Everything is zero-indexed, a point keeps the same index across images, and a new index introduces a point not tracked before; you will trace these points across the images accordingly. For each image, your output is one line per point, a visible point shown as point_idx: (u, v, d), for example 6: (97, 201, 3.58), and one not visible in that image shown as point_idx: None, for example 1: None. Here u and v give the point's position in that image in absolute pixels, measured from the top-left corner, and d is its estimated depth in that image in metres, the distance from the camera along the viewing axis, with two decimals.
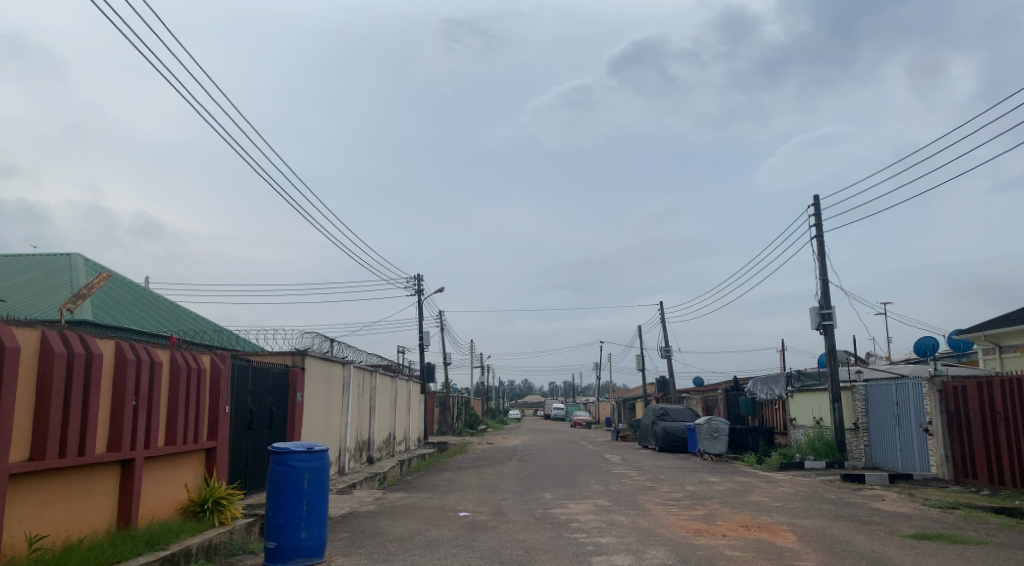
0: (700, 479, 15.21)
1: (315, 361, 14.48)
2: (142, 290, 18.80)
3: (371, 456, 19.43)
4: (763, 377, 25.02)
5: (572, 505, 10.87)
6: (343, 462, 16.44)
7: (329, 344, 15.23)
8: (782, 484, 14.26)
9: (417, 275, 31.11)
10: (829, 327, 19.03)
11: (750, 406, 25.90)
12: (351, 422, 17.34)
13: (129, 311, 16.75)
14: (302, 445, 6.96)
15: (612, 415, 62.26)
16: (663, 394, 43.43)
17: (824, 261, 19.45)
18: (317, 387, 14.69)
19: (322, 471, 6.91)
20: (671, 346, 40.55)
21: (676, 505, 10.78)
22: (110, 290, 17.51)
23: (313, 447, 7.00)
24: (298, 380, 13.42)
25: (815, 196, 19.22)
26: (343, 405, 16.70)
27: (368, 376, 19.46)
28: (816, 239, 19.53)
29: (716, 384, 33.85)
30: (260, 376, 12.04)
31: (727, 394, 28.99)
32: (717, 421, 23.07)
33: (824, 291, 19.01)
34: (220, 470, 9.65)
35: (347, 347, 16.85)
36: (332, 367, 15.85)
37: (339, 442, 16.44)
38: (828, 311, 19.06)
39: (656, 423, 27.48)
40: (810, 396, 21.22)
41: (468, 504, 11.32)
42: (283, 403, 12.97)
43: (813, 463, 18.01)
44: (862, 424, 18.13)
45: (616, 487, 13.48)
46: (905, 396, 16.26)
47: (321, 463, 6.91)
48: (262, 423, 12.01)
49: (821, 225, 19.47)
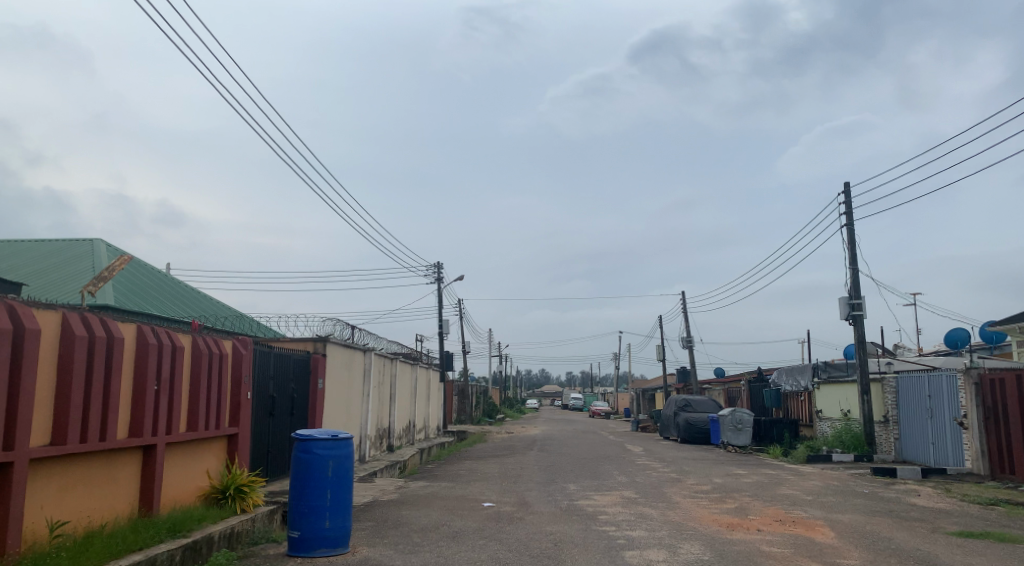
0: (726, 471, 14.92)
1: (336, 348, 14.36)
2: (164, 276, 18.78)
3: (392, 445, 19.35)
4: (788, 368, 24.63)
5: (599, 497, 10.64)
6: (364, 450, 16.36)
7: (351, 331, 15.10)
8: (811, 477, 13.95)
9: (438, 264, 30.97)
10: (859, 318, 18.61)
11: (775, 397, 25.53)
12: (373, 410, 17.24)
13: (152, 297, 16.72)
14: (326, 432, 6.77)
15: (631, 406, 61.90)
16: (685, 385, 43.06)
17: (854, 249, 19.00)
18: (339, 374, 14.57)
19: (347, 459, 6.72)
20: (693, 337, 40.14)
21: (705, 498, 10.52)
22: (133, 276, 17.49)
23: (337, 433, 6.79)
24: (319, 367, 13.30)
25: (845, 183, 18.76)
26: (364, 393, 16.60)
27: (389, 364, 19.35)
28: (846, 227, 19.08)
29: (739, 376, 33.44)
30: (281, 362, 11.93)
31: (751, 385, 28.61)
32: (741, 413, 22.74)
33: (854, 281, 18.58)
34: (242, 456, 9.54)
35: (369, 334, 16.73)
36: (354, 355, 15.73)
37: (360, 430, 16.35)
38: (858, 301, 18.64)
39: (678, 414, 27.19)
40: (838, 388, 20.83)
41: (492, 494, 11.13)
42: (304, 390, 12.86)
43: (841, 457, 17.65)
44: (892, 417, 17.74)
45: (641, 478, 13.24)
46: (938, 388, 15.86)
47: (346, 451, 6.71)
48: (283, 410, 11.91)
49: (851, 213, 19.02)
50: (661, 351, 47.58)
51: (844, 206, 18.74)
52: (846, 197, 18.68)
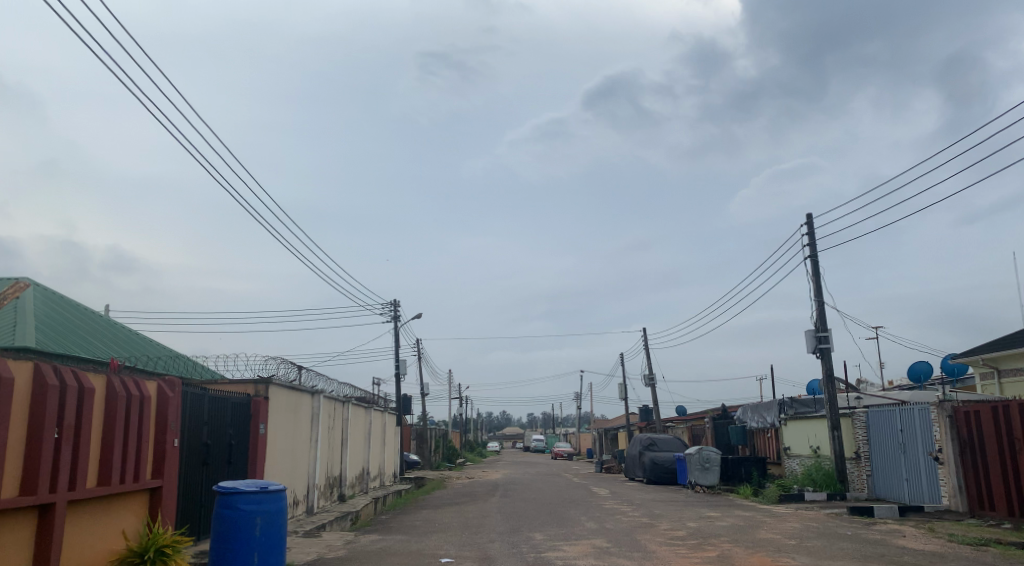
0: (698, 514, 14.15)
1: (281, 391, 13.28)
2: (96, 316, 17.47)
3: (343, 493, 18.15)
4: (753, 405, 24.13)
5: (568, 547, 9.76)
6: (311, 500, 15.18)
7: (298, 372, 14.06)
8: (787, 518, 13.28)
9: (394, 302, 29.96)
10: (826, 351, 18.22)
11: (741, 435, 24.97)
12: (322, 457, 16.09)
13: (80, 339, 15.47)
14: (254, 482, 5.78)
15: (593, 447, 60.89)
16: (647, 424, 42.40)
17: (818, 282, 18.70)
18: (283, 419, 13.47)
19: (280, 514, 5.76)
20: (655, 375, 39.64)
21: (683, 545, 9.70)
22: (61, 316, 16.24)
23: (266, 485, 5.80)
24: (261, 411, 12.24)
25: (807, 214, 18.54)
26: (312, 439, 15.48)
27: (340, 407, 18.23)
28: (809, 259, 18.79)
29: (702, 414, 32.93)
30: (217, 407, 10.87)
31: (715, 424, 28.06)
32: (709, 451, 22.08)
33: (820, 313, 18.23)
34: (167, 513, 8.42)
35: (318, 376, 15.68)
36: (301, 397, 14.65)
37: (308, 478, 15.18)
38: (824, 334, 18.26)
39: (643, 454, 26.42)
40: (806, 424, 20.34)
41: (451, 547, 10.16)
42: (243, 436, 11.77)
43: (814, 495, 17.03)
44: (863, 453, 17.24)
45: (611, 525, 12.37)
46: (910, 421, 15.43)
47: (278, 506, 5.74)
48: (218, 459, 10.85)
49: (814, 245, 18.75)
50: (623, 391, 46.96)
51: (807, 238, 18.47)
52: (809, 228, 18.43)
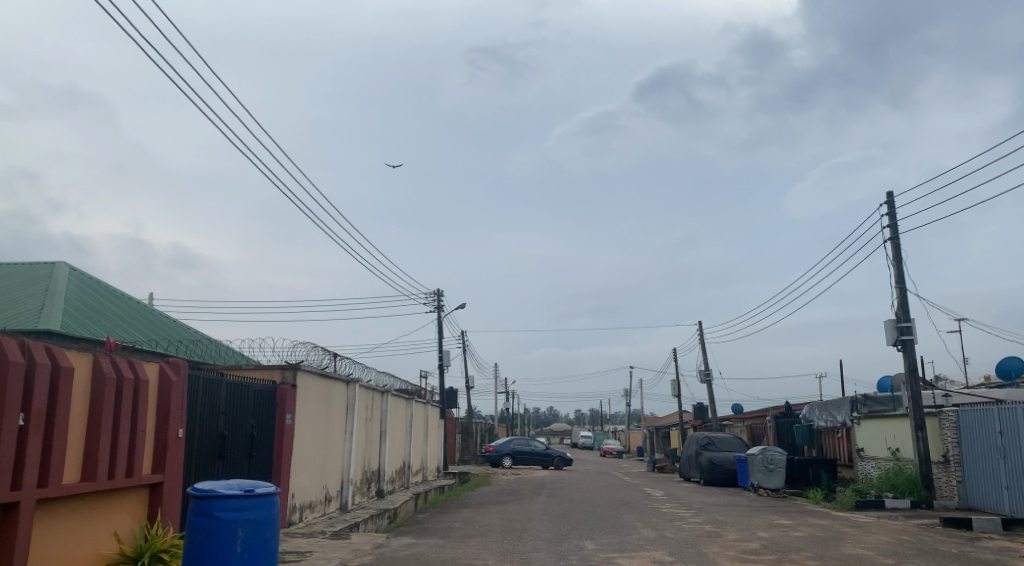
0: (768, 522, 12.65)
1: (311, 378, 12.30)
2: (129, 301, 16.77)
3: (382, 489, 17.16)
4: (821, 402, 22.37)
5: (624, 560, 8.48)
6: (346, 496, 14.20)
7: (330, 358, 13.07)
8: (873, 530, 11.71)
9: (439, 291, 28.99)
10: (910, 344, 16.44)
11: (807, 434, 23.22)
12: (357, 451, 15.10)
13: (110, 323, 14.77)
14: (237, 486, 4.96)
15: (645, 445, 59.00)
16: (702, 422, 40.58)
17: (900, 266, 16.93)
18: (313, 409, 12.48)
19: (264, 524, 4.88)
20: (711, 371, 37.86)
21: (759, 562, 8.32)
22: (92, 300, 15.55)
23: (251, 490, 4.98)
24: (287, 400, 11.27)
25: (889, 192, 16.80)
26: (347, 431, 14.50)
27: (379, 398, 17.26)
28: (890, 242, 17.03)
29: (763, 413, 31.11)
30: (236, 394, 9.92)
31: (778, 422, 26.32)
32: (773, 452, 20.48)
33: (902, 301, 16.48)
34: (168, 512, 7.43)
35: (354, 364, 14.69)
36: (334, 386, 13.67)
37: (342, 473, 14.19)
38: (907, 324, 16.50)
39: (700, 453, 24.87)
40: (883, 423, 18.56)
41: (490, 556, 8.98)
42: (267, 426, 10.81)
43: (896, 503, 15.34)
44: (952, 457, 15.48)
45: (671, 533, 11.01)
46: (1011, 422, 13.65)
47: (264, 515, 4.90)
48: (236, 451, 9.89)
49: (896, 226, 16.97)
50: (675, 387, 45.27)
51: (888, 218, 16.72)
52: (890, 207, 16.68)
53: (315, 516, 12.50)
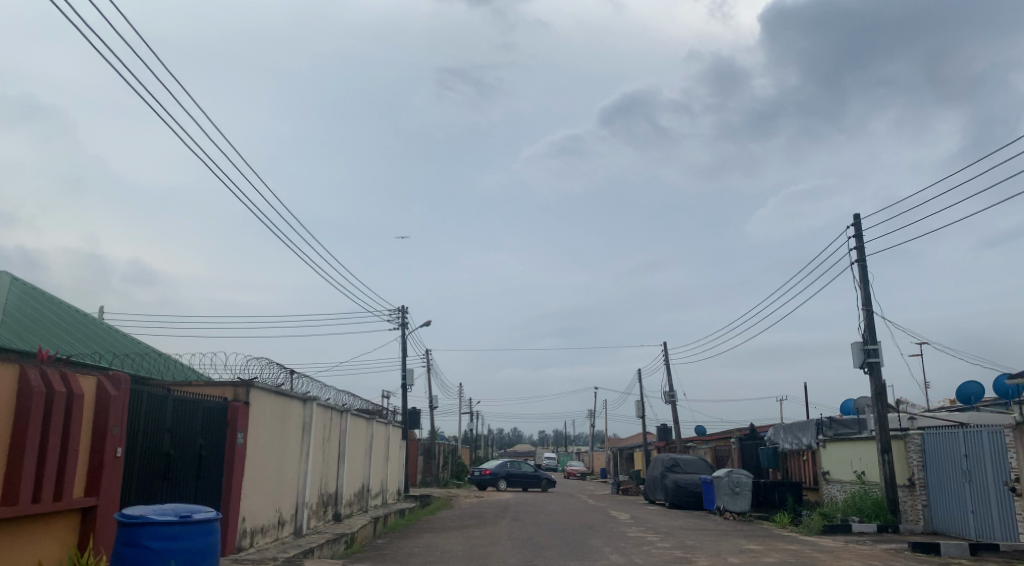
0: (738, 546, 12.38)
1: (265, 396, 11.72)
2: (76, 313, 15.95)
3: (339, 513, 16.52)
4: (786, 424, 22.30)
5: None
6: (301, 520, 13.56)
7: (286, 375, 12.50)
8: (843, 555, 11.52)
9: (402, 308, 28.44)
10: (876, 366, 16.43)
11: (772, 457, 23.12)
12: (313, 473, 14.47)
13: (52, 335, 13.99)
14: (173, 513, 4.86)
15: (608, 467, 58.68)
16: (666, 444, 40.44)
17: (867, 289, 16.96)
18: (267, 428, 11.88)
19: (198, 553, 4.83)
20: (676, 392, 37.80)
21: None
22: (34, 312, 14.74)
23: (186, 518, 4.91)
24: (239, 418, 10.67)
25: (855, 214, 16.84)
26: (303, 452, 13.88)
27: (338, 417, 16.65)
28: (857, 265, 17.05)
29: (728, 435, 31.04)
30: (183, 411, 9.32)
31: (742, 444, 26.24)
32: (739, 474, 20.28)
33: (869, 324, 16.47)
34: (103, 540, 6.83)
35: (312, 381, 14.13)
36: (290, 404, 13.06)
37: (297, 496, 13.55)
38: (873, 347, 16.49)
39: (666, 476, 24.60)
40: (848, 446, 18.51)
41: None
42: (217, 446, 10.21)
43: (863, 527, 15.19)
44: (918, 480, 15.42)
45: (640, 559, 10.65)
46: (976, 445, 13.63)
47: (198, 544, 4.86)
48: (182, 472, 9.27)
49: (863, 248, 17.02)
50: (640, 409, 45.18)
51: (855, 240, 16.76)
52: (857, 229, 16.72)
53: (267, 541, 11.85)
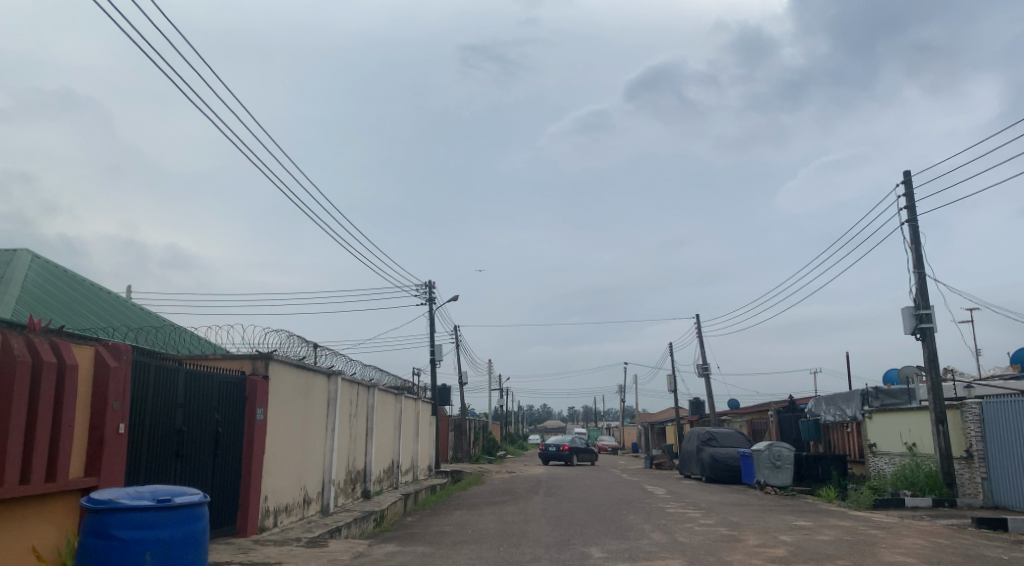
0: (787, 523, 11.63)
1: (286, 370, 11.19)
2: (95, 290, 15.54)
3: (368, 490, 16.09)
4: (828, 395, 21.43)
5: None
6: (328, 498, 13.10)
7: (308, 348, 11.95)
8: (903, 532, 10.75)
9: (428, 283, 27.88)
10: (929, 332, 15.47)
11: (813, 429, 22.24)
12: (340, 450, 13.98)
13: (69, 311, 13.57)
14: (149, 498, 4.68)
15: (640, 442, 57.96)
16: (700, 418, 39.64)
17: (919, 250, 15.95)
18: (289, 403, 11.33)
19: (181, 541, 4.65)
20: (710, 365, 36.91)
21: None
22: (53, 289, 14.33)
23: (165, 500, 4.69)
24: (259, 393, 10.16)
25: (905, 170, 15.81)
26: (329, 427, 13.38)
27: (365, 392, 16.17)
28: (908, 225, 16.02)
29: (765, 407, 30.15)
30: (196, 385, 8.80)
31: (782, 417, 25.39)
32: (780, 447, 19.51)
33: (921, 287, 15.50)
34: None
35: (336, 355, 13.61)
36: (313, 379, 12.52)
37: (323, 473, 13.08)
38: (926, 311, 15.52)
39: (702, 450, 23.87)
40: (897, 417, 17.61)
41: None
42: (235, 422, 9.72)
43: (916, 501, 14.38)
44: (976, 451, 14.52)
45: (684, 537, 9.97)
46: None
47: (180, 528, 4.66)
48: (197, 450, 8.79)
49: (914, 207, 15.98)
50: (672, 383, 44.36)
51: (905, 198, 15.73)
52: (908, 187, 15.70)
53: (292, 521, 11.40)
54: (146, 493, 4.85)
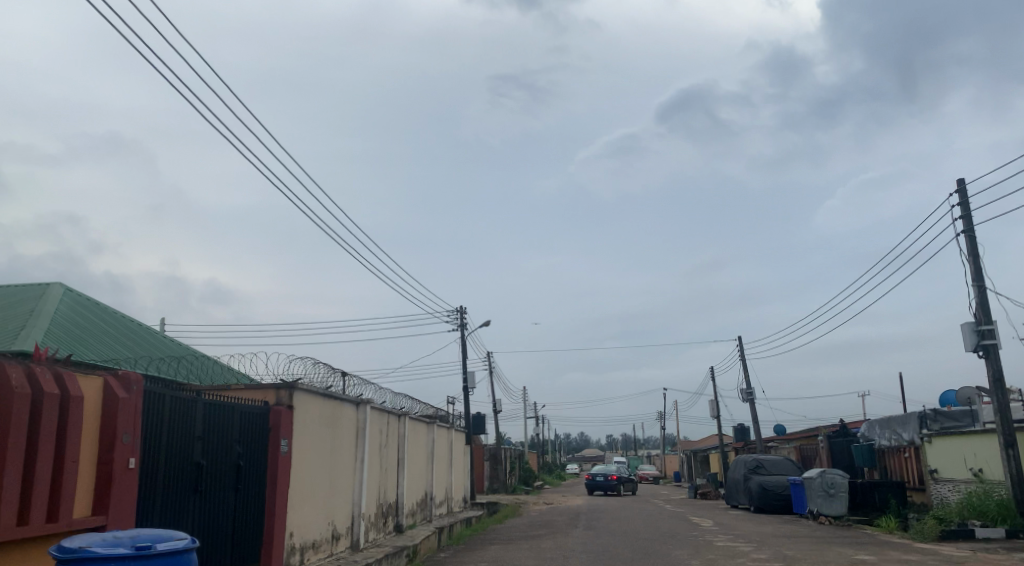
0: (848, 558, 10.77)
1: (312, 399, 10.75)
2: (124, 321, 15.37)
3: (400, 524, 15.53)
4: (881, 419, 20.34)
5: None
6: (358, 533, 12.57)
7: (335, 376, 11.53)
8: None
9: (461, 309, 27.47)
10: (993, 349, 14.48)
11: (867, 455, 21.12)
12: (370, 482, 13.46)
13: (97, 343, 13.36)
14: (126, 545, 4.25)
15: (681, 470, 56.37)
16: (744, 445, 38.31)
17: (977, 262, 15.03)
18: (315, 434, 10.88)
19: None
20: (753, 389, 35.73)
21: None
22: (81, 320, 14.17)
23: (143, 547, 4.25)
24: (283, 423, 9.73)
25: (959, 178, 14.97)
26: (358, 459, 12.90)
27: (396, 422, 15.69)
28: (964, 236, 15.13)
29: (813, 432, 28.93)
30: (216, 416, 8.40)
31: (831, 442, 24.24)
32: (833, 474, 18.43)
33: (982, 301, 14.55)
34: None
35: (365, 384, 13.18)
36: (340, 408, 12.07)
37: (352, 507, 12.57)
38: (989, 327, 14.55)
39: (748, 478, 22.84)
40: (959, 440, 16.55)
41: None
42: (258, 454, 9.29)
43: (988, 532, 13.34)
44: None
45: None
46: None
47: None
48: (218, 484, 8.36)
49: (970, 216, 15.08)
50: (714, 408, 43.10)
51: (961, 207, 14.86)
52: (962, 195, 14.83)
53: (319, 558, 10.90)
54: (124, 538, 4.41)
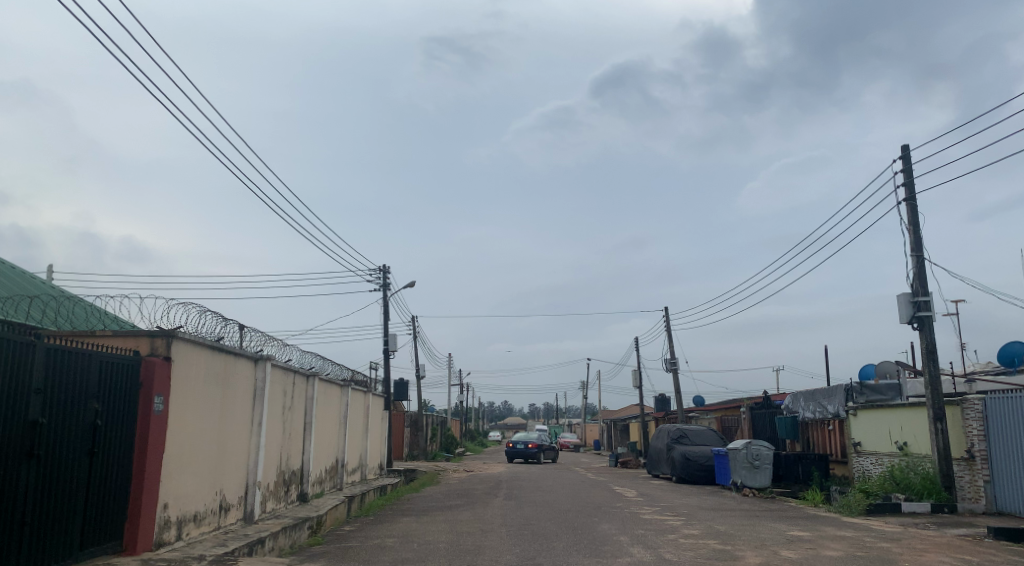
0: (782, 535, 10.12)
1: (196, 352, 9.26)
2: None
3: (305, 493, 14.22)
4: (806, 391, 20.16)
5: None
6: (252, 504, 11.21)
7: (225, 326, 10.04)
8: (916, 546, 9.34)
9: (383, 267, 26.02)
10: (927, 321, 14.15)
11: (790, 427, 20.96)
12: (268, 449, 12.07)
13: None
14: None
15: (602, 439, 56.62)
16: (665, 415, 38.37)
17: (917, 232, 14.64)
18: (199, 392, 9.41)
19: None
20: (677, 359, 35.66)
21: None
22: None
23: None
24: (158, 377, 8.26)
25: (905, 144, 14.47)
26: (254, 422, 11.48)
27: (303, 382, 14.30)
28: (906, 204, 14.69)
29: (736, 403, 28.95)
30: (62, 366, 6.90)
31: (755, 413, 24.15)
32: (758, 446, 18.17)
33: (920, 272, 14.19)
34: None
35: (266, 338, 11.73)
36: (233, 363, 10.59)
37: (246, 475, 11.18)
38: (924, 298, 14.22)
39: (673, 448, 22.45)
40: (885, 413, 16.35)
41: None
42: (123, 414, 7.81)
43: (914, 506, 13.07)
44: (977, 452, 13.28)
45: (672, 554, 8.36)
46: None
47: None
48: (62, 448, 6.88)
49: (912, 185, 14.65)
50: (637, 378, 43.08)
51: (904, 175, 14.38)
52: (906, 163, 14.35)
53: (203, 532, 9.53)
54: None
